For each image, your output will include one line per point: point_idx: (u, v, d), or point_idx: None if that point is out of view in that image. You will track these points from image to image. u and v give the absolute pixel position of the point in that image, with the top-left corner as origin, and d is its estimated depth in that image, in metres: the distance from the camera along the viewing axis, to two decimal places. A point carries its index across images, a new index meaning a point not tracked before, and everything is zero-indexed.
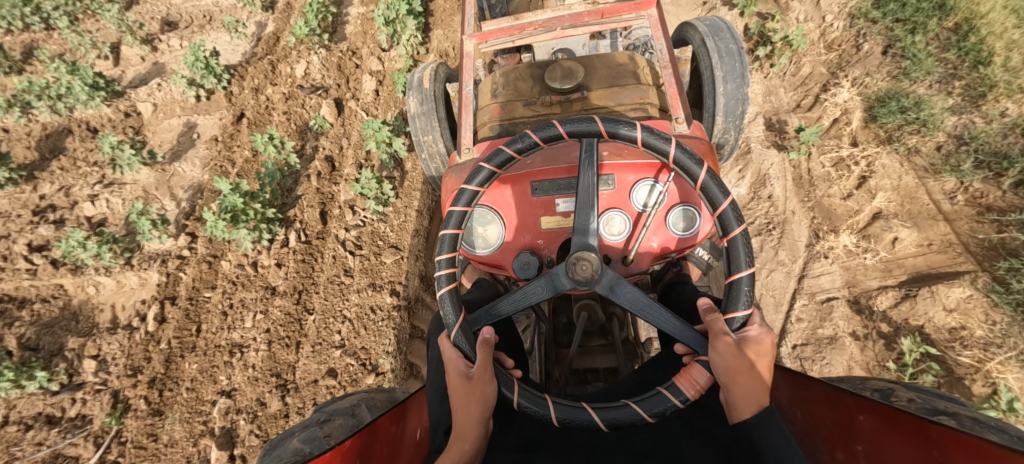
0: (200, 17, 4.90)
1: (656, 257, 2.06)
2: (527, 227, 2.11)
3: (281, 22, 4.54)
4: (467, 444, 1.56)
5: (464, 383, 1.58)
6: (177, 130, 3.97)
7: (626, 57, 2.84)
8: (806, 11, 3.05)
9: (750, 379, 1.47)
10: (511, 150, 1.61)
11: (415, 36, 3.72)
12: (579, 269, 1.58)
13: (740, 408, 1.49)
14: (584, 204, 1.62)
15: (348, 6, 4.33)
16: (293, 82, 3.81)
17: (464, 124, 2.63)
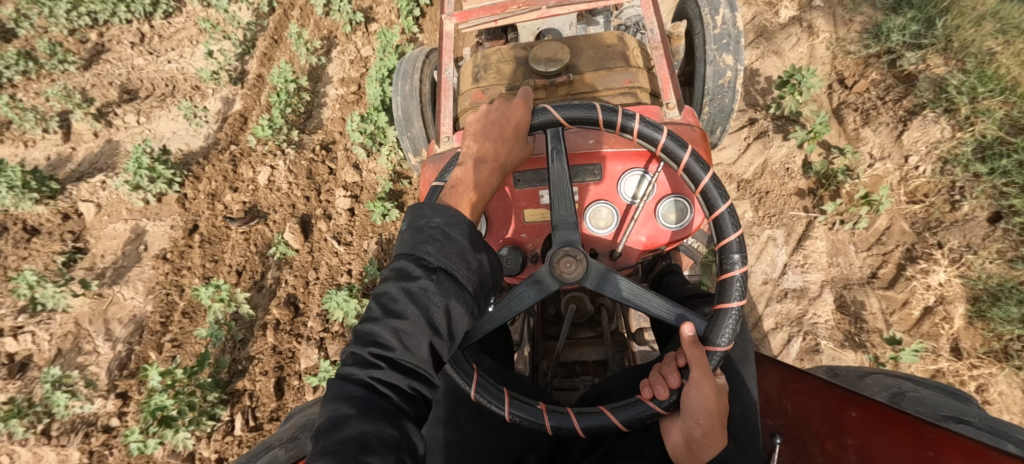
0: (161, 85, 4.32)
1: (645, 250, 1.87)
2: (511, 221, 1.88)
3: (248, 99, 3.93)
4: (486, 179, 1.51)
5: (518, 125, 1.52)
6: (123, 237, 3.41)
7: (614, 39, 2.57)
8: (881, 144, 2.46)
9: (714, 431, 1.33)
10: (616, 119, 1.48)
11: (394, 148, 3.11)
12: (564, 265, 1.47)
13: (700, 447, 1.34)
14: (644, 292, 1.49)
15: (325, 87, 3.80)
16: (255, 189, 3.23)
17: (445, 113, 2.55)
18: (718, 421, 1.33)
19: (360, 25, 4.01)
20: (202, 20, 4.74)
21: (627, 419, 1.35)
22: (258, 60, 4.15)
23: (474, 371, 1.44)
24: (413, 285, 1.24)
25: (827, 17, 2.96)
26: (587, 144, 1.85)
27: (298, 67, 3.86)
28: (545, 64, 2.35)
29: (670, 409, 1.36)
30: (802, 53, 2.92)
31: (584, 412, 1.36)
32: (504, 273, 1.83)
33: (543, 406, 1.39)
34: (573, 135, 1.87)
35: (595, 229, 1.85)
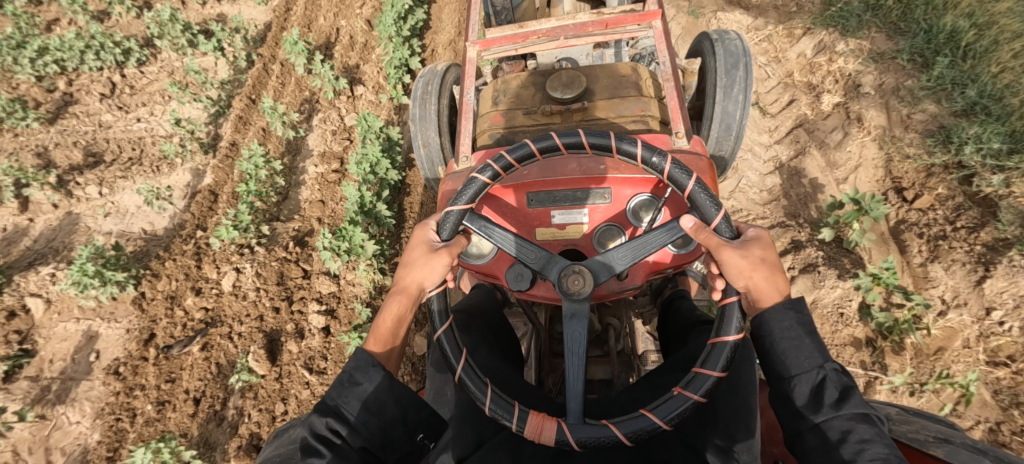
0: (128, 148, 3.93)
1: (656, 274, 1.70)
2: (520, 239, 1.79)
3: (220, 172, 3.53)
4: (399, 305, 1.52)
5: (422, 245, 1.52)
6: (74, 339, 3.02)
7: (630, 68, 2.58)
8: (954, 288, 2.07)
9: (769, 272, 1.34)
10: (636, 151, 1.39)
11: (372, 262, 2.71)
12: (573, 283, 1.35)
13: (758, 299, 1.35)
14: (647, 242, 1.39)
15: (304, 161, 3.40)
16: (219, 296, 2.84)
17: (463, 133, 2.53)
18: (759, 258, 1.33)
19: (344, 90, 3.61)
20: (177, 72, 4.35)
21: (632, 432, 1.22)
22: (233, 124, 3.74)
23: (485, 383, 1.33)
24: (315, 421, 1.36)
25: (878, 111, 2.55)
26: (599, 169, 1.77)
27: (274, 142, 3.47)
28: (561, 89, 2.38)
29: (705, 393, 1.23)
30: (851, 152, 2.54)
31: (619, 419, 1.24)
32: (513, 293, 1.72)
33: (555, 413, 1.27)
34: (585, 161, 1.80)
35: (602, 249, 1.71)
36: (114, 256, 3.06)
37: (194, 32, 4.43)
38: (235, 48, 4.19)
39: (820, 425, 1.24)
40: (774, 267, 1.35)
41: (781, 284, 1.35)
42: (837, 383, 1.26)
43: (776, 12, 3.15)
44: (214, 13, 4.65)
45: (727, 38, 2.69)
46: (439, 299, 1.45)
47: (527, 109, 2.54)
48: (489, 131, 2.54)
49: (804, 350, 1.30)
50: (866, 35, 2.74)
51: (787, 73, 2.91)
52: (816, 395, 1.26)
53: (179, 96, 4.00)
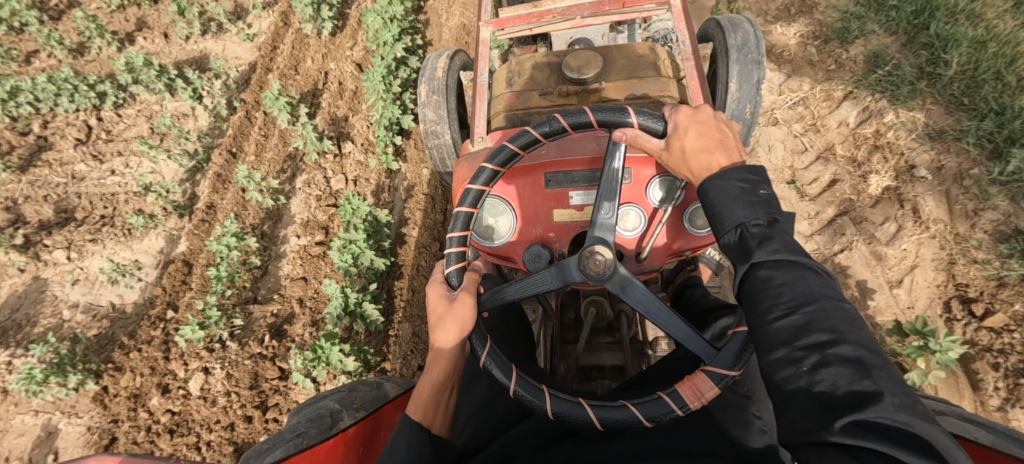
0: (101, 205, 3.62)
1: (671, 255, 1.83)
2: (540, 220, 1.94)
3: (195, 239, 3.22)
4: (446, 359, 1.50)
5: (441, 303, 1.50)
6: (33, 434, 2.68)
7: (646, 48, 2.60)
8: None
9: (702, 155, 1.42)
10: (614, 117, 1.49)
11: (351, 380, 2.40)
12: (592, 264, 1.46)
13: (700, 165, 1.42)
14: (609, 197, 1.52)
15: (285, 232, 3.09)
16: (187, 401, 2.55)
17: (479, 115, 2.59)
18: (686, 139, 1.45)
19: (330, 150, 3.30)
20: (157, 117, 4.05)
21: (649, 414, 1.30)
22: (210, 182, 3.42)
23: (513, 368, 1.42)
24: None
25: (937, 202, 2.23)
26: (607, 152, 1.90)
27: (250, 211, 3.15)
28: (576, 68, 2.43)
29: (717, 387, 1.31)
30: (905, 250, 2.21)
31: (600, 405, 1.34)
32: (531, 271, 1.88)
33: (546, 388, 1.39)
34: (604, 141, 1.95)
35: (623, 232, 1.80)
36: (65, 352, 2.72)
37: (171, 77, 4.16)
38: (216, 96, 3.89)
39: (774, 342, 1.10)
40: (709, 146, 1.43)
41: (721, 161, 1.40)
42: (763, 233, 1.20)
43: (811, 70, 2.80)
44: (199, 48, 4.49)
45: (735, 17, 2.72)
46: (491, 360, 1.44)
47: (542, 89, 2.59)
48: (505, 111, 2.60)
49: (784, 259, 1.17)
50: (919, 105, 2.43)
51: (827, 144, 2.55)
52: (758, 257, 1.19)
53: (149, 153, 3.66)
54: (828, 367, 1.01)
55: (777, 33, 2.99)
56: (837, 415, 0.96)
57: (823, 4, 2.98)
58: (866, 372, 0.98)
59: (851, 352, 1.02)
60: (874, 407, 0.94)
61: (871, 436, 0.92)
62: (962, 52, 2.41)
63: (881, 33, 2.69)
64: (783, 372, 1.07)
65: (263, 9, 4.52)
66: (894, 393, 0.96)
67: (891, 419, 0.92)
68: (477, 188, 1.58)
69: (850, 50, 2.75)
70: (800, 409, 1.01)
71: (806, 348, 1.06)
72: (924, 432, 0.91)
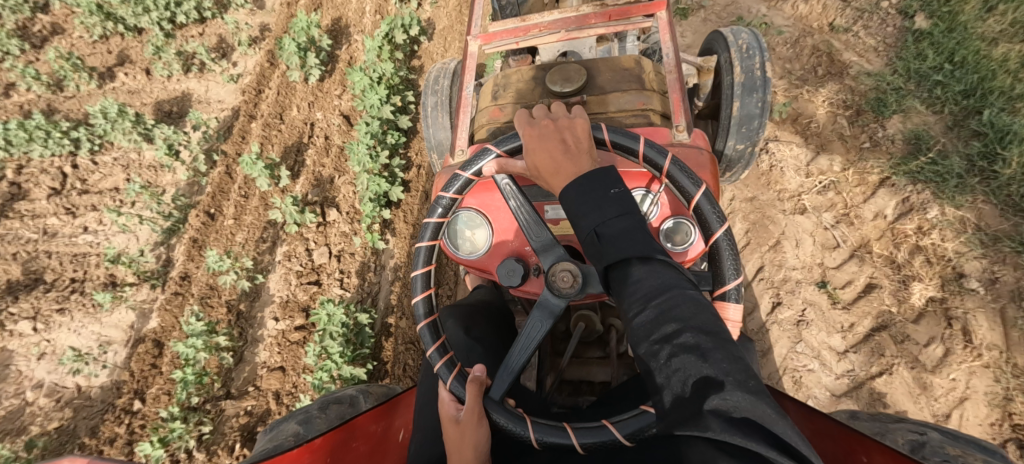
0: (70, 268, 3.38)
1: None
2: (514, 233, 1.85)
3: (167, 315, 2.98)
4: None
5: (451, 426, 1.48)
6: None
7: (631, 61, 2.39)
8: None
9: (556, 164, 1.47)
10: (482, 160, 1.61)
11: None
12: (561, 281, 1.47)
13: (557, 173, 1.46)
14: (535, 220, 1.56)
15: (263, 314, 2.85)
16: None
17: (462, 127, 2.41)
18: (535, 152, 1.51)
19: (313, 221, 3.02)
20: (134, 168, 3.80)
21: (630, 431, 1.31)
22: (185, 249, 3.18)
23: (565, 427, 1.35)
24: None
25: (990, 323, 1.99)
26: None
27: (224, 291, 2.89)
28: (559, 80, 2.27)
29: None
30: (954, 380, 1.95)
31: (582, 427, 1.34)
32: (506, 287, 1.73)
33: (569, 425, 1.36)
34: None
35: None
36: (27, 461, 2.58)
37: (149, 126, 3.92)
38: (194, 150, 3.64)
39: (638, 338, 1.18)
40: (561, 154, 1.47)
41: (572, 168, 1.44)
42: (617, 235, 1.28)
43: (843, 146, 2.52)
44: (182, 88, 4.25)
45: (738, 29, 2.54)
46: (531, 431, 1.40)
47: (525, 102, 2.40)
48: (487, 124, 2.41)
49: (633, 249, 1.26)
50: (969, 203, 2.19)
51: (863, 239, 2.28)
52: (611, 259, 1.25)
53: (121, 220, 3.42)
54: (680, 357, 1.09)
55: (805, 99, 2.70)
56: (699, 404, 1.02)
57: (855, 67, 2.71)
58: (705, 357, 1.07)
59: (693, 340, 1.10)
60: (720, 394, 1.02)
61: (722, 420, 0.99)
62: (1020, 149, 2.16)
63: (923, 109, 2.43)
64: (652, 367, 1.13)
65: (248, 47, 4.27)
66: (731, 374, 1.05)
67: (733, 402, 1.00)
68: (428, 237, 1.62)
69: (887, 127, 2.47)
70: (670, 402, 1.07)
71: (660, 341, 1.14)
72: (758, 409, 1.01)
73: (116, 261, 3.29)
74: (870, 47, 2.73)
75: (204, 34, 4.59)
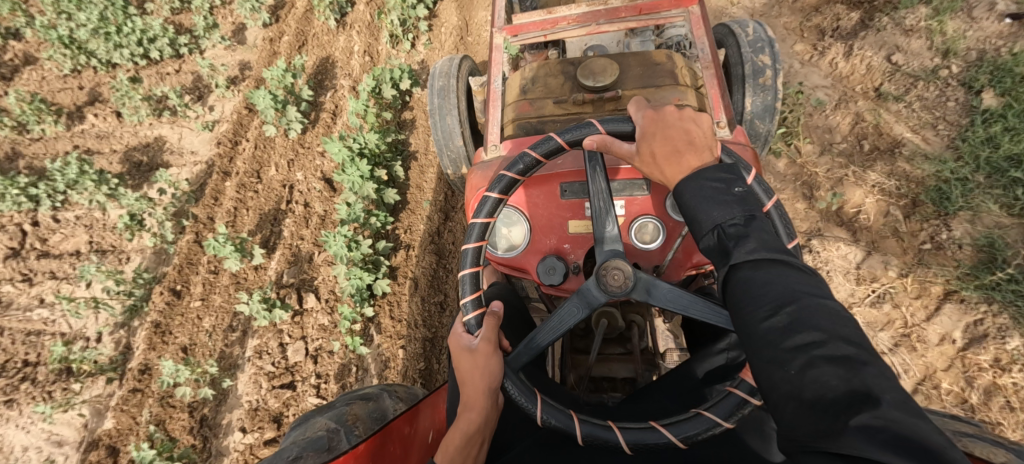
0: (22, 352, 3.01)
1: (689, 268, 1.69)
2: (553, 230, 1.81)
3: (124, 418, 2.64)
4: (477, 414, 1.35)
5: (463, 355, 1.41)
6: None
7: (663, 55, 2.30)
8: None
9: (680, 152, 1.27)
10: (588, 131, 1.42)
11: None
12: (610, 279, 1.40)
13: (676, 161, 1.27)
14: (604, 209, 1.45)
15: (230, 425, 2.51)
16: None
17: (492, 122, 2.34)
18: (658, 134, 1.31)
19: (284, 319, 2.64)
20: (99, 230, 3.44)
21: (634, 439, 1.26)
22: (145, 336, 2.83)
23: (571, 415, 1.31)
24: None
25: None
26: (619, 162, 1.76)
27: (182, 400, 2.53)
28: (591, 75, 2.19)
29: (685, 441, 1.24)
30: None
31: (589, 421, 1.30)
32: (545, 283, 1.74)
33: (574, 414, 1.32)
34: None
35: (640, 245, 1.71)
36: None
37: (110, 184, 3.52)
38: (162, 215, 3.28)
39: (758, 336, 0.96)
40: (688, 142, 1.28)
41: (696, 162, 1.25)
42: (739, 231, 1.08)
43: (899, 246, 2.19)
44: (153, 134, 3.87)
45: (744, 23, 2.62)
46: (516, 386, 1.38)
47: (556, 97, 2.30)
48: (517, 121, 2.31)
49: (759, 240, 1.06)
50: None
51: (927, 369, 1.98)
52: (732, 255, 1.06)
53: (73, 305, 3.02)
54: (815, 367, 0.86)
55: (851, 183, 2.36)
56: (842, 421, 0.80)
57: (908, 145, 2.37)
58: (853, 367, 0.84)
59: (837, 348, 0.87)
60: (869, 411, 0.80)
61: (871, 442, 0.76)
62: None
63: (995, 209, 2.11)
64: (774, 372, 0.91)
65: (226, 89, 3.91)
66: (889, 390, 0.82)
67: (890, 422, 0.77)
68: (483, 216, 1.50)
69: (953, 228, 2.13)
70: (793, 417, 0.87)
71: (791, 348, 0.91)
72: (926, 435, 0.77)
73: (65, 360, 2.90)
74: (926, 122, 2.38)
75: (180, 71, 4.21)
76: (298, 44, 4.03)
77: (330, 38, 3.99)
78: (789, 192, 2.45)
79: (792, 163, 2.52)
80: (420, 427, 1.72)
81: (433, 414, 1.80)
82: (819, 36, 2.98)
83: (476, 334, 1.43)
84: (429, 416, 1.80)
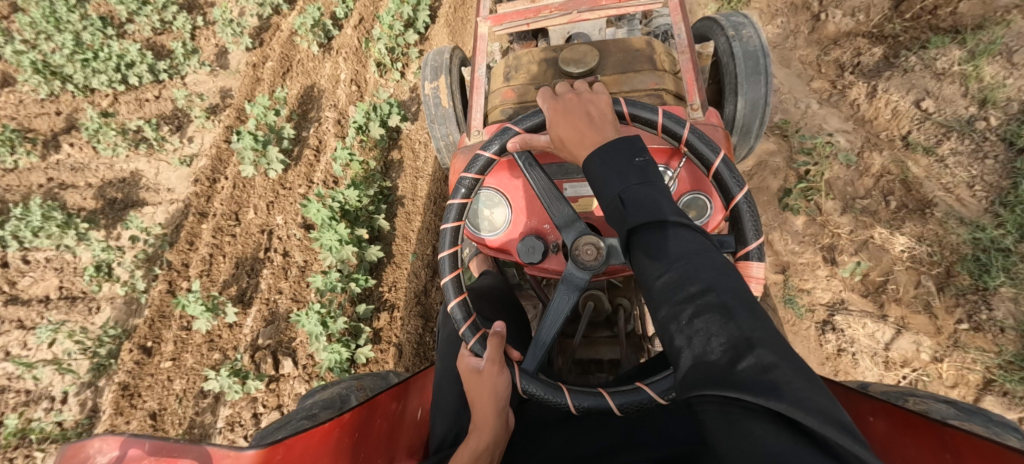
0: None
1: None
2: (532, 213, 1.68)
3: None
4: (487, 434, 1.31)
5: (472, 379, 1.34)
6: None
7: (643, 41, 2.16)
8: None
9: (587, 128, 1.27)
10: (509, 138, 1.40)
11: None
12: (583, 254, 1.31)
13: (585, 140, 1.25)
14: (556, 195, 1.39)
15: None
16: None
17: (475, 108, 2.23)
18: (564, 117, 1.31)
19: (259, 391, 2.46)
20: (70, 273, 3.22)
21: (666, 391, 1.18)
22: (112, 400, 2.62)
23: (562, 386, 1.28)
24: None
25: None
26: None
27: None
28: (574, 59, 2.01)
29: (667, 397, 1.18)
30: None
31: (618, 390, 1.22)
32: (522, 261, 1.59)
33: (563, 386, 1.28)
34: None
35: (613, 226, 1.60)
36: None
37: (80, 226, 3.29)
38: (132, 264, 3.06)
39: (654, 291, 0.98)
40: (590, 119, 1.28)
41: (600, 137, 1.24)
42: (638, 194, 1.07)
43: (933, 324, 2.00)
44: (129, 168, 3.65)
45: (730, 15, 2.46)
46: (536, 386, 1.29)
47: (537, 83, 2.16)
48: (499, 107, 2.17)
49: (656, 197, 1.06)
50: None
51: None
52: (630, 219, 1.05)
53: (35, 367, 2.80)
54: (704, 316, 0.90)
55: (876, 248, 2.17)
56: (728, 369, 0.84)
57: (941, 206, 2.17)
58: (733, 315, 0.88)
59: (719, 297, 0.91)
60: (751, 355, 0.84)
61: (751, 386, 0.81)
62: None
63: None
64: (671, 326, 0.93)
65: (206, 119, 3.68)
66: (761, 331, 0.87)
67: (768, 364, 0.83)
68: (452, 218, 1.42)
69: (995, 306, 1.93)
70: (686, 368, 0.89)
71: (683, 300, 0.94)
72: (794, 370, 0.84)
73: (26, 426, 2.69)
74: (962, 181, 2.17)
75: (161, 97, 4.00)
76: (283, 70, 3.80)
77: (315, 64, 3.75)
78: (809, 256, 2.25)
79: (811, 220, 2.31)
80: (408, 405, 1.69)
81: (421, 394, 1.79)
82: (838, 73, 2.76)
83: (482, 357, 1.34)
84: (417, 394, 1.77)
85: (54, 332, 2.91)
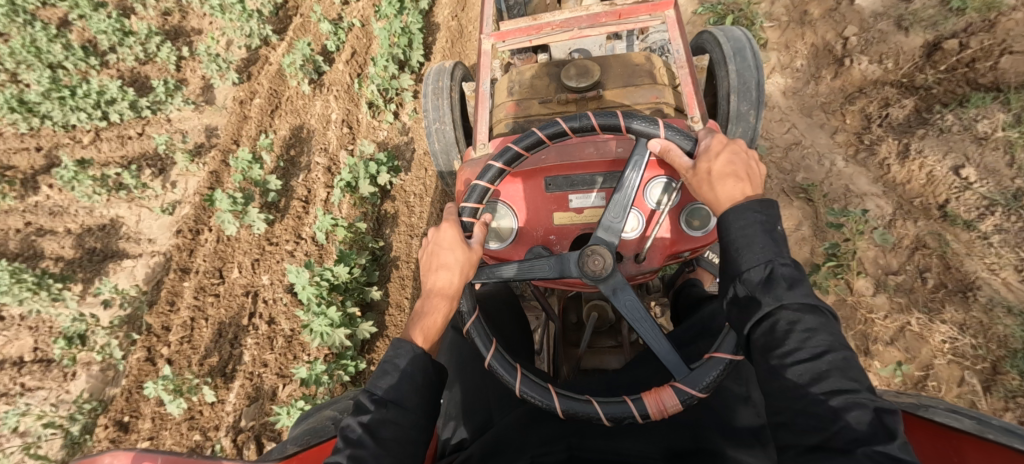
0: None
1: (671, 256, 1.51)
2: (538, 221, 1.56)
3: None
4: (446, 305, 1.27)
5: (450, 238, 1.30)
6: None
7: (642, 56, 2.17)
8: None
9: (736, 184, 1.17)
10: (635, 126, 1.31)
11: None
12: (591, 261, 1.27)
13: (732, 195, 1.17)
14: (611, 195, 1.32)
15: None
16: None
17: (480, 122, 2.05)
18: (725, 163, 1.21)
19: None
20: (43, 333, 3.00)
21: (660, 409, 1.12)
22: None
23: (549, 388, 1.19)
24: None
25: None
26: (616, 153, 1.56)
27: None
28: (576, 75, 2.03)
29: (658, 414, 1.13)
30: None
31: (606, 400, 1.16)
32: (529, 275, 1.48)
33: (552, 387, 1.19)
34: (603, 144, 1.60)
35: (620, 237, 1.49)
36: None
37: (51, 285, 3.04)
38: (108, 330, 2.85)
39: (784, 370, 1.01)
40: (743, 175, 1.19)
41: (747, 193, 1.17)
42: (793, 275, 1.04)
43: None
44: (109, 215, 3.44)
45: (727, 28, 2.50)
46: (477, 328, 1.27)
47: (541, 97, 2.13)
48: (505, 121, 2.13)
49: (802, 280, 1.04)
50: None
51: None
52: (778, 298, 1.03)
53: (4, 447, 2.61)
54: (849, 410, 0.94)
55: (913, 337, 2.01)
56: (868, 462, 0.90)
57: (985, 291, 1.99)
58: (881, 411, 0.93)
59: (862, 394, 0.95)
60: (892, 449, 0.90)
61: None
62: None
63: None
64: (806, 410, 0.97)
65: (190, 162, 3.48)
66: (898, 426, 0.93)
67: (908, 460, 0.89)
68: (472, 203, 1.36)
69: None
70: (821, 450, 0.95)
71: (825, 391, 0.97)
72: None
73: None
74: (1008, 263, 1.99)
75: (144, 135, 3.78)
76: (271, 107, 3.59)
77: (305, 102, 3.54)
78: None
79: (841, 301, 2.15)
80: None
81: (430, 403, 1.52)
82: (864, 125, 2.55)
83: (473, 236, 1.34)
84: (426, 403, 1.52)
85: (22, 415, 2.71)
